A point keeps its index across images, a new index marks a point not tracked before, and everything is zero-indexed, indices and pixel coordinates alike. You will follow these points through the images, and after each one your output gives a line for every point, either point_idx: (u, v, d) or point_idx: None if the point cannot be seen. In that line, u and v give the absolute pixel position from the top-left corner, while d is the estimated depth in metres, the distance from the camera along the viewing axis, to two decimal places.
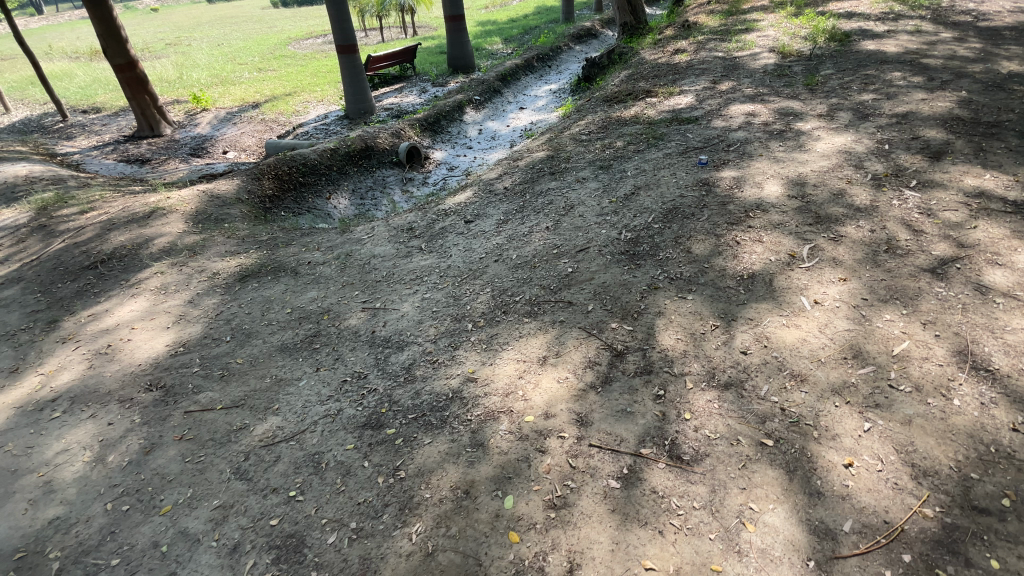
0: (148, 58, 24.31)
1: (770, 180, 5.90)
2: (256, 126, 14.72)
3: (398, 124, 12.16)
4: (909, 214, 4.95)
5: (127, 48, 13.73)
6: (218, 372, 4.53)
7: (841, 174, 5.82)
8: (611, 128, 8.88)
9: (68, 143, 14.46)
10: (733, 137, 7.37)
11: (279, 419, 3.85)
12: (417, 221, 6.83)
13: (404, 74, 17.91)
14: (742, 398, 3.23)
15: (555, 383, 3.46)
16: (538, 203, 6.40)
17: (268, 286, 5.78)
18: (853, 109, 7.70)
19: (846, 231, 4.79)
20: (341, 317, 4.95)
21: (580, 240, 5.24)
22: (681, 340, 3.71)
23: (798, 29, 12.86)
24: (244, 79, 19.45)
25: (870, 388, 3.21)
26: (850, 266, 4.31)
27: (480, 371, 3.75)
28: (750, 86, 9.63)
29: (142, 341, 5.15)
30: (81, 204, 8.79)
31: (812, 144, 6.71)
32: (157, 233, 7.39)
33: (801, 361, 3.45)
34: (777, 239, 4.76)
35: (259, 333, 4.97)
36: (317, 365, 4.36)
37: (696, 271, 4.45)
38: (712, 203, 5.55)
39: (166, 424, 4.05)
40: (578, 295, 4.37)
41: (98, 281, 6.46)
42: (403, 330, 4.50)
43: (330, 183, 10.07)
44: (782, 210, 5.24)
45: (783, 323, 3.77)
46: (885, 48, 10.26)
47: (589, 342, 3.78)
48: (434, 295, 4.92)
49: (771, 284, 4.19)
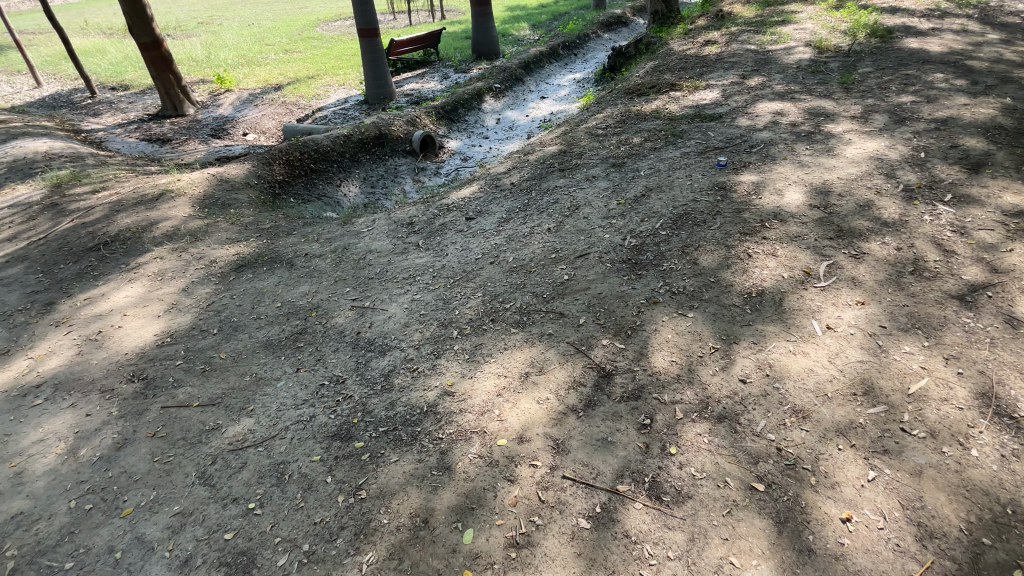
0: (179, 36, 24.57)
1: (791, 186, 5.50)
2: (276, 108, 14.69)
3: (415, 111, 11.93)
4: (940, 231, 4.54)
5: (153, 26, 13.78)
6: (200, 366, 4.45)
7: (869, 184, 5.39)
8: (630, 122, 8.50)
9: (94, 120, 14.67)
10: (757, 138, 6.94)
11: (252, 421, 3.74)
12: (418, 215, 6.63)
13: (427, 60, 17.63)
14: (734, 434, 2.95)
15: (534, 404, 3.23)
16: (542, 202, 6.14)
17: (262, 277, 5.67)
18: (889, 112, 7.17)
19: (868, 248, 4.41)
20: (329, 315, 4.80)
21: (581, 245, 4.97)
22: (675, 363, 3.44)
23: (838, 23, 12.13)
24: (269, 61, 19.48)
25: (879, 431, 2.92)
26: (870, 288, 3.96)
27: (458, 383, 3.55)
28: (781, 83, 9.09)
29: (132, 329, 5.11)
30: (95, 183, 8.85)
31: (842, 148, 6.26)
32: (163, 216, 7.37)
33: (805, 395, 3.15)
34: (792, 254, 4.41)
35: (245, 327, 4.87)
36: (298, 366, 4.22)
37: (701, 285, 4.15)
38: (727, 209, 5.20)
39: (142, 420, 4.00)
40: (571, 305, 4.12)
41: (99, 263, 6.47)
42: (388, 333, 4.33)
43: (341, 171, 9.95)
44: (801, 221, 4.87)
45: (790, 350, 3.46)
46: (929, 47, 9.58)
47: (576, 360, 3.54)
48: (424, 296, 4.74)
49: (781, 305, 3.87)
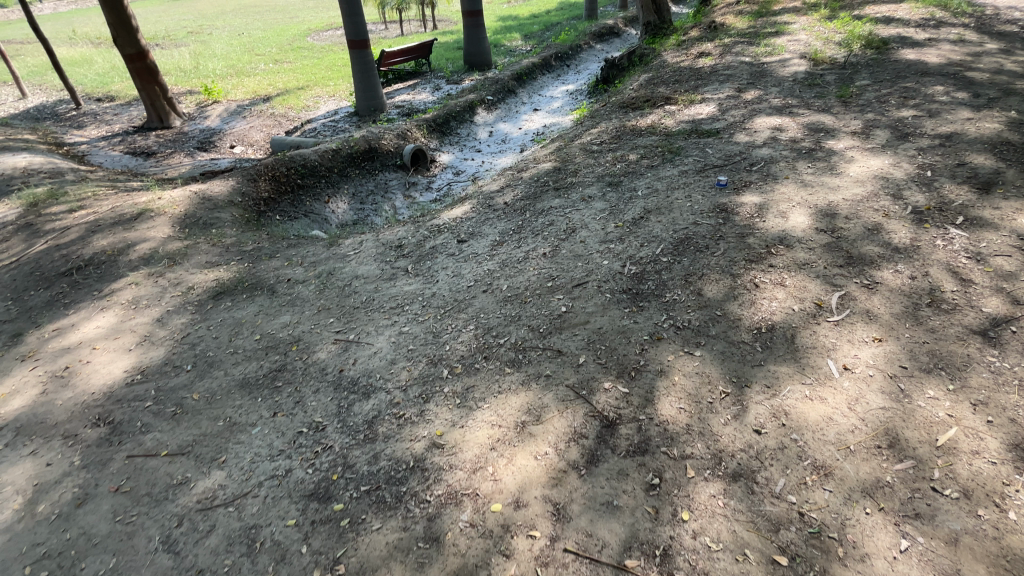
0: (168, 46, 24.24)
1: (796, 208, 5.28)
2: (265, 120, 14.40)
3: (406, 124, 11.69)
4: (955, 258, 4.34)
5: (138, 37, 13.47)
6: (171, 409, 4.13)
7: (876, 205, 5.18)
8: (625, 138, 8.30)
9: (78, 132, 14.31)
10: (756, 155, 6.75)
11: (224, 475, 3.44)
12: (407, 236, 6.35)
13: (419, 71, 17.43)
14: (752, 496, 2.69)
15: (531, 461, 2.95)
16: (537, 224, 5.89)
17: (242, 305, 5.36)
18: (891, 127, 7.01)
19: (881, 277, 4.19)
20: (311, 350, 4.50)
21: (579, 272, 4.71)
22: (684, 411, 3.17)
23: (832, 34, 12.05)
24: (259, 71, 19.19)
25: (909, 492, 2.67)
26: (886, 323, 3.72)
27: (448, 433, 3.26)
28: (778, 96, 8.94)
29: (101, 364, 4.78)
30: (73, 201, 8.50)
31: (844, 167, 6.07)
32: (141, 237, 7.04)
33: (825, 448, 2.90)
34: (801, 283, 4.18)
35: (221, 363, 4.56)
36: (275, 409, 3.91)
37: (707, 319, 3.90)
38: (730, 233, 4.96)
39: (105, 471, 3.67)
40: (569, 342, 3.85)
41: (72, 289, 6.14)
42: (373, 371, 4.03)
43: (329, 186, 9.67)
44: (808, 246, 4.64)
45: (806, 394, 3.21)
46: (926, 58, 9.47)
47: (576, 407, 3.27)
48: (412, 329, 4.45)
49: (794, 342, 3.62)
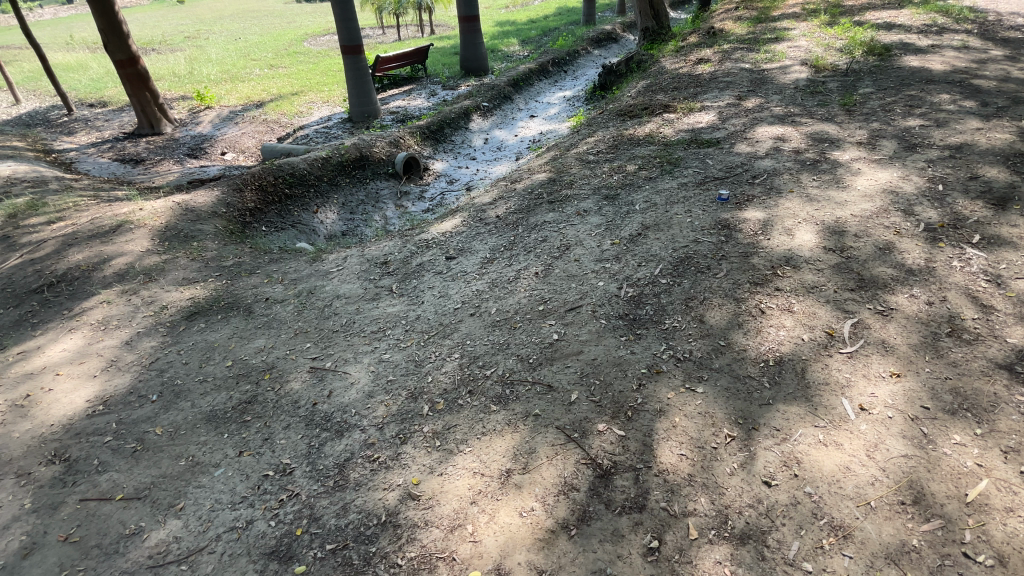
0: (165, 51, 24.00)
1: (802, 225, 4.99)
2: (257, 127, 14.11)
3: (399, 131, 11.42)
4: (974, 281, 4.06)
5: (129, 43, 13.20)
6: (131, 446, 3.81)
7: (886, 222, 4.90)
8: (623, 147, 8.03)
9: (67, 139, 13.99)
10: (759, 167, 6.47)
11: (180, 525, 3.13)
12: (394, 252, 6.04)
13: (414, 76, 17.17)
14: (762, 563, 2.40)
15: (515, 518, 2.65)
16: (529, 240, 5.60)
17: (216, 328, 5.05)
18: (897, 137, 6.74)
19: (895, 302, 3.90)
20: (284, 379, 4.19)
21: (572, 294, 4.42)
22: (686, 459, 2.88)
23: (833, 40, 11.81)
24: (253, 77, 18.92)
25: (939, 558, 2.37)
26: (904, 356, 3.43)
27: (425, 482, 2.96)
28: (779, 104, 8.69)
29: (63, 392, 4.43)
30: (52, 212, 8.18)
31: (851, 180, 5.78)
32: (117, 251, 6.72)
33: (843, 504, 2.61)
34: (811, 309, 3.88)
35: (188, 394, 4.24)
36: (242, 448, 3.61)
37: (710, 351, 3.60)
38: (733, 252, 4.67)
39: (54, 517, 3.32)
40: (560, 375, 3.54)
41: (41, 308, 5.82)
42: (348, 406, 3.72)
43: (318, 196, 9.37)
44: (816, 267, 4.34)
45: (819, 440, 2.92)
46: (930, 65, 9.22)
47: (567, 453, 2.96)
48: (392, 357, 4.15)
49: (804, 377, 3.33)
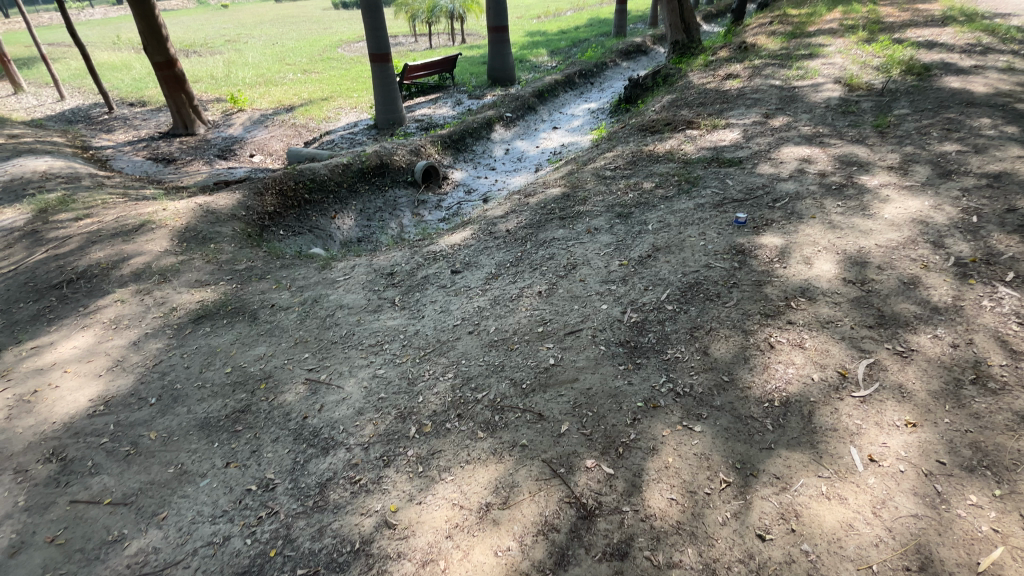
0: (205, 54, 24.80)
1: (822, 253, 4.76)
2: (285, 131, 14.41)
3: (421, 139, 11.48)
4: (1004, 324, 3.79)
5: (168, 46, 13.65)
6: (125, 449, 3.82)
7: (913, 254, 4.63)
8: (641, 164, 7.88)
9: (105, 136, 14.51)
10: (781, 189, 6.24)
11: (160, 536, 3.11)
12: (401, 263, 6.02)
13: (441, 84, 17.32)
14: None
15: (490, 558, 2.57)
16: (536, 257, 5.51)
17: (220, 332, 5.10)
18: (931, 163, 6.43)
19: (916, 343, 3.66)
20: (279, 390, 4.17)
21: (574, 317, 4.29)
22: (676, 504, 2.73)
23: (870, 58, 11.41)
24: (287, 81, 19.38)
25: None
26: (922, 404, 3.20)
27: (403, 510, 2.90)
28: (808, 124, 8.40)
29: (68, 390, 4.50)
30: (80, 209, 8.44)
31: (879, 207, 5.50)
32: (137, 250, 6.88)
33: (841, 566, 2.42)
34: (824, 346, 3.67)
35: (186, 398, 4.26)
36: (229, 459, 3.59)
37: (713, 386, 3.42)
38: (745, 280, 4.48)
39: (43, 518, 3.34)
40: (553, 404, 3.42)
41: (59, 304, 5.98)
42: (337, 422, 3.67)
43: (337, 202, 9.48)
44: (833, 300, 4.11)
45: (821, 492, 2.73)
46: (971, 87, 8.82)
47: (550, 490, 2.86)
48: (386, 373, 4.10)
49: (811, 422, 3.14)
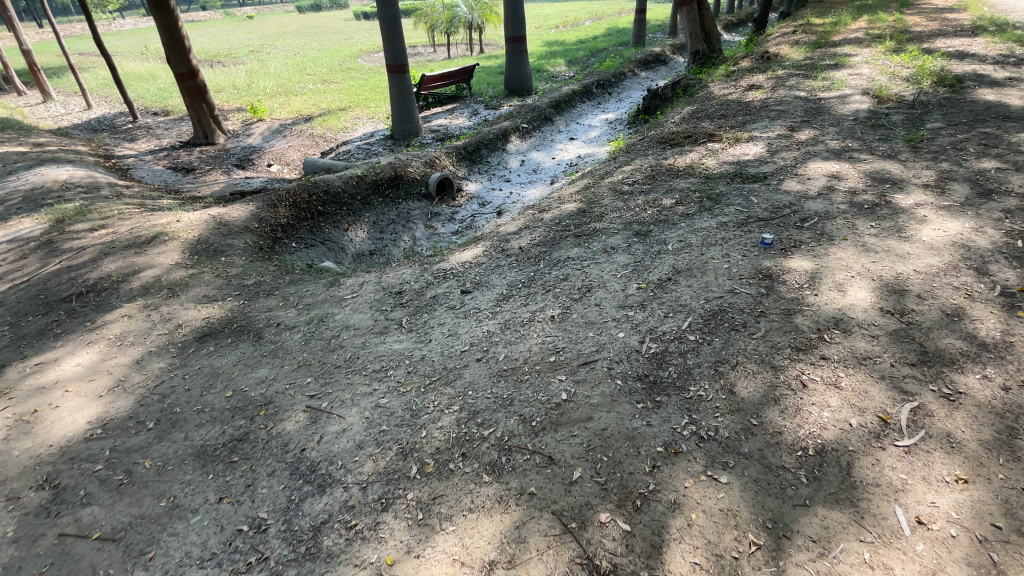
0: (229, 64, 25.24)
1: (855, 280, 4.44)
2: (302, 141, 14.46)
3: (436, 151, 11.37)
4: None
5: (190, 57, 13.81)
6: (118, 478, 3.67)
7: (955, 282, 4.29)
8: (661, 178, 7.61)
9: (127, 145, 14.72)
10: (809, 208, 5.92)
11: None
12: (410, 281, 5.84)
13: (458, 95, 17.28)
14: None
15: None
16: (550, 277, 5.28)
17: (224, 353, 4.96)
18: (969, 181, 6.05)
19: (964, 384, 3.33)
20: (278, 418, 3.99)
21: (588, 346, 4.05)
22: (699, 569, 2.47)
23: (898, 69, 11.02)
24: (307, 91, 19.56)
25: None
26: (973, 456, 2.89)
27: (400, 564, 2.70)
28: (836, 137, 8.06)
29: (67, 411, 4.38)
30: (97, 219, 8.47)
31: (916, 229, 5.15)
32: (148, 263, 6.82)
33: None
34: (861, 386, 3.36)
35: (184, 424, 4.11)
36: (223, 493, 3.41)
37: (739, 431, 3.14)
38: (773, 308, 4.19)
39: (29, 553, 3.20)
40: (564, 446, 3.18)
41: (66, 318, 5.92)
42: (336, 457, 3.48)
43: (350, 214, 9.37)
44: (870, 333, 3.80)
45: (863, 560, 2.44)
46: (1007, 100, 8.41)
47: (560, 548, 2.62)
48: (390, 403, 3.89)
49: (849, 475, 2.84)
